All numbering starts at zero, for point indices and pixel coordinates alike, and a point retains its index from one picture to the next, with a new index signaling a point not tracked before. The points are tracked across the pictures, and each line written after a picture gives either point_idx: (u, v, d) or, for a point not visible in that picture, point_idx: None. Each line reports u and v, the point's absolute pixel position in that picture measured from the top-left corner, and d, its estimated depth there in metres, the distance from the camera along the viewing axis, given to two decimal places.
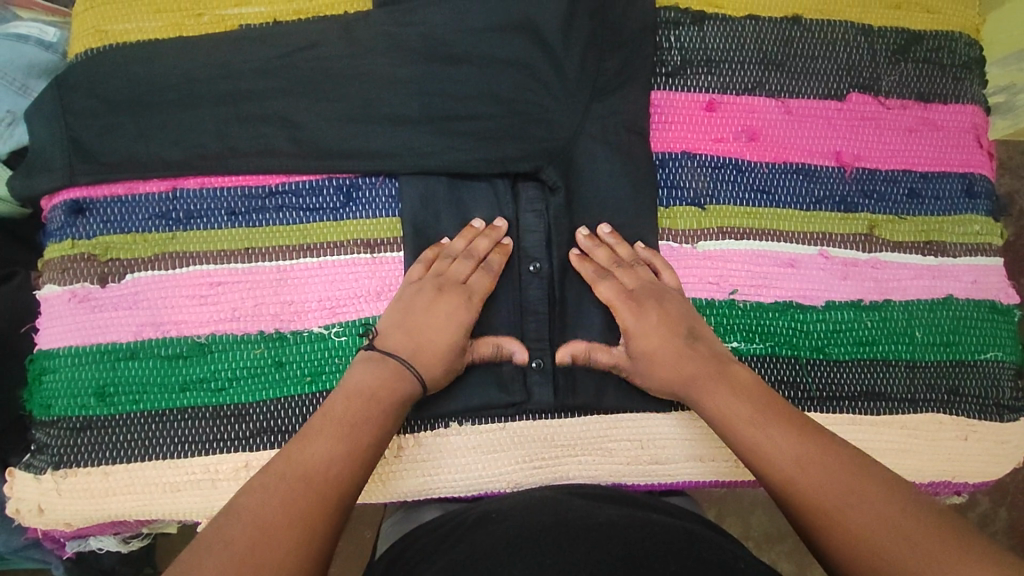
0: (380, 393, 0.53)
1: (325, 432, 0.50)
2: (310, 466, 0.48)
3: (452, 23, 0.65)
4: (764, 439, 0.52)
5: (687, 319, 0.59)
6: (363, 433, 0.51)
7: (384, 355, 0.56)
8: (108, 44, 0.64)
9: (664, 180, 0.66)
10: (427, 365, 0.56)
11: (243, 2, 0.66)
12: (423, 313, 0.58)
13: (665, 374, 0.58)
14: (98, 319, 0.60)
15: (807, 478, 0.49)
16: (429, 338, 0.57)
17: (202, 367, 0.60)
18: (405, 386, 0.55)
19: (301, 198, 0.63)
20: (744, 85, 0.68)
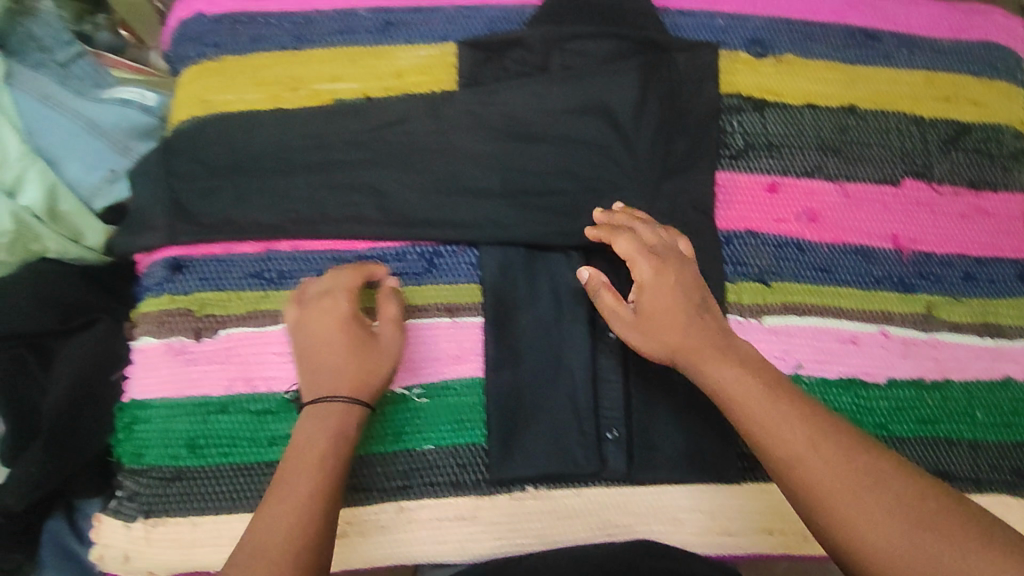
0: (315, 442, 0.52)
1: (290, 490, 0.49)
2: (280, 530, 0.47)
3: (532, 104, 0.69)
4: (775, 416, 0.52)
5: (700, 290, 0.61)
6: (305, 488, 0.49)
7: (314, 401, 0.54)
8: (212, 114, 0.68)
9: (730, 257, 0.69)
10: (347, 379, 0.55)
11: (337, 79, 0.70)
12: (314, 338, 0.57)
13: (672, 331, 0.58)
14: (193, 372, 0.63)
15: (819, 459, 0.49)
16: (337, 355, 0.56)
17: (289, 423, 0.63)
18: (337, 411, 0.54)
19: (387, 263, 0.67)
20: (804, 169, 0.72)
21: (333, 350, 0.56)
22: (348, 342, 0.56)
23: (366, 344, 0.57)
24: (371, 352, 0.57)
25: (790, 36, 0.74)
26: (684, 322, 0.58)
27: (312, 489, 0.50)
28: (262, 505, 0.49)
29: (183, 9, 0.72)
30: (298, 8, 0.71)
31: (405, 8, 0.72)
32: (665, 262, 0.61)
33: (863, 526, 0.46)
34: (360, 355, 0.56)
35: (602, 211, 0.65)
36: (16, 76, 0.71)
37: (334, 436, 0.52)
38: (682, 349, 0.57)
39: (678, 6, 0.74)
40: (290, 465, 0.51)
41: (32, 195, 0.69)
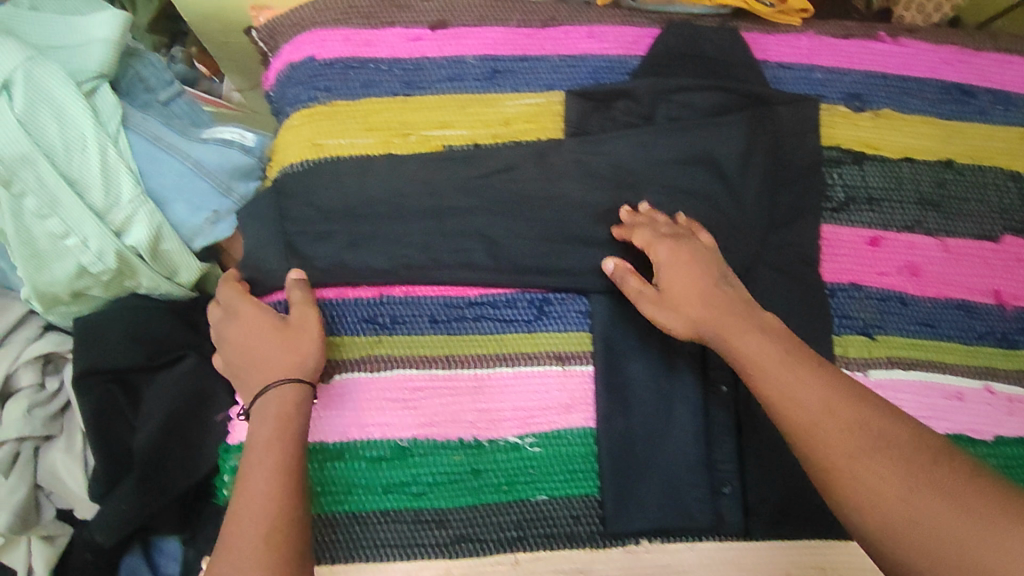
0: (274, 427, 0.56)
1: (254, 467, 0.54)
2: (260, 508, 0.52)
3: (640, 154, 0.69)
4: (797, 383, 0.55)
5: (719, 265, 0.63)
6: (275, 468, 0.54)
7: (262, 391, 0.58)
8: (324, 158, 0.68)
9: (836, 310, 0.70)
10: (284, 364, 0.59)
11: (446, 125, 0.69)
12: (247, 335, 0.61)
13: (690, 305, 0.61)
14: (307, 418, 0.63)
15: (834, 423, 0.52)
16: (263, 349, 0.60)
17: (405, 471, 0.63)
18: (281, 394, 0.57)
19: (498, 310, 0.67)
20: (905, 223, 0.73)
21: (262, 341, 0.60)
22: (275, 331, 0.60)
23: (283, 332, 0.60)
24: (289, 338, 0.60)
25: (887, 90, 0.75)
26: (699, 294, 0.61)
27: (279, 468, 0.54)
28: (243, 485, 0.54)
29: (291, 50, 0.71)
30: (407, 55, 0.70)
31: (511, 55, 0.71)
32: (681, 242, 0.63)
33: (867, 487, 0.48)
34: (279, 340, 0.60)
35: (628, 210, 0.67)
36: (127, 116, 0.70)
37: (290, 416, 0.57)
38: (705, 321, 0.60)
39: (778, 59, 0.75)
40: (262, 442, 0.55)
41: (139, 236, 0.68)
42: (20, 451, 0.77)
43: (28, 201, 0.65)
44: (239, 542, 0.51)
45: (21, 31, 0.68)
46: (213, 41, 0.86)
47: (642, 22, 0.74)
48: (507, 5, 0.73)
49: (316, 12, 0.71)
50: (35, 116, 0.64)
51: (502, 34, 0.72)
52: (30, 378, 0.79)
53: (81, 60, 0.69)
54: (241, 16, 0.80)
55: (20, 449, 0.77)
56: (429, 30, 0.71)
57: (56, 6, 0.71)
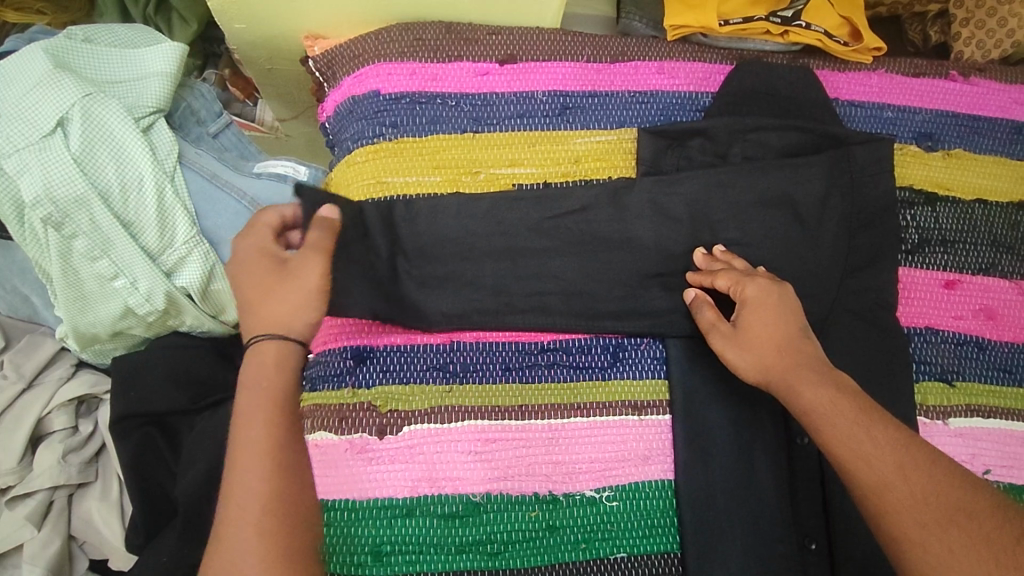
0: (267, 380, 0.57)
1: (246, 421, 0.54)
2: (248, 488, 0.51)
3: (716, 195, 0.67)
4: (867, 439, 0.50)
5: (802, 317, 0.59)
6: (257, 443, 0.53)
7: (258, 342, 0.58)
8: (391, 197, 0.66)
9: (914, 356, 0.67)
10: (280, 318, 0.58)
11: (516, 163, 0.68)
12: (250, 269, 0.61)
13: (767, 346, 0.57)
14: (375, 472, 0.59)
15: (906, 488, 0.47)
16: (266, 297, 0.59)
17: (478, 529, 0.59)
18: (277, 353, 0.58)
19: (571, 356, 0.64)
20: (980, 265, 0.71)
21: (263, 283, 0.59)
22: (280, 276, 0.59)
23: (285, 280, 0.58)
24: (289, 287, 0.58)
25: (957, 130, 0.74)
26: (773, 340, 0.57)
27: (261, 440, 0.53)
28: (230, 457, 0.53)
29: (354, 83, 0.70)
30: (475, 89, 0.69)
31: (581, 91, 0.70)
32: (771, 285, 0.60)
33: (937, 562, 0.44)
34: (275, 286, 0.59)
35: (704, 251, 0.65)
36: (183, 153, 0.68)
37: (275, 384, 0.57)
38: (776, 368, 0.55)
39: (849, 97, 0.74)
40: (254, 398, 0.56)
41: (191, 277, 0.66)
42: (54, 499, 0.72)
43: (79, 243, 0.63)
44: (238, 494, 0.51)
45: (76, 65, 0.65)
46: (258, 66, 0.82)
47: (714, 58, 0.74)
48: (577, 39, 0.72)
49: (381, 44, 0.69)
50: (93, 157, 0.62)
51: (573, 69, 0.71)
52: (64, 422, 0.74)
53: (137, 94, 0.66)
54: (292, 44, 0.77)
55: (54, 497, 0.72)
56: (498, 65, 0.70)
57: (111, 38, 0.69)
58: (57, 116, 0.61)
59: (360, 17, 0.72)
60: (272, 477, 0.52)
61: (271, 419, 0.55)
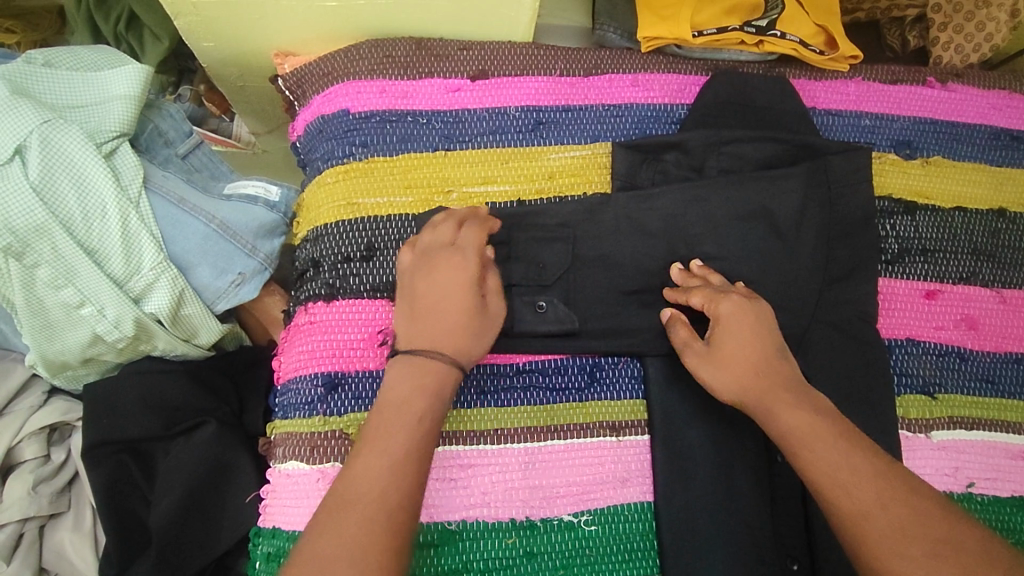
0: (420, 394, 0.49)
1: (392, 422, 0.48)
2: (379, 484, 0.45)
3: (692, 209, 0.66)
4: (845, 467, 0.49)
5: (778, 334, 0.58)
6: (405, 448, 0.47)
7: (429, 354, 0.51)
8: (361, 218, 0.65)
9: (895, 368, 0.66)
10: (449, 343, 0.52)
11: (489, 181, 0.67)
12: (431, 284, 0.53)
13: (741, 365, 0.55)
14: None
15: (887, 519, 0.46)
16: (446, 317, 0.52)
17: (452, 558, 0.58)
18: (440, 371, 0.50)
19: (548, 377, 0.63)
20: (961, 274, 0.70)
21: (447, 303, 0.52)
22: (470, 302, 0.53)
23: (471, 303, 0.53)
24: (475, 312, 0.53)
25: (936, 137, 0.74)
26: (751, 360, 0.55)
27: (405, 446, 0.47)
28: (359, 443, 0.48)
29: (323, 101, 0.68)
30: (446, 106, 0.68)
31: (554, 106, 0.69)
32: (748, 303, 0.58)
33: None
34: (460, 311, 0.52)
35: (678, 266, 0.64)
36: (149, 176, 0.66)
37: (430, 399, 0.49)
38: (752, 388, 0.54)
39: (826, 106, 0.73)
40: (406, 402, 0.49)
41: (160, 303, 0.65)
42: (24, 531, 0.71)
43: (42, 271, 0.62)
44: (355, 496, 0.45)
45: (35, 91, 0.64)
46: (229, 84, 0.81)
47: (689, 69, 0.73)
48: (549, 53, 0.71)
49: (350, 62, 0.68)
50: (53, 185, 0.61)
51: (545, 83, 0.70)
52: (35, 451, 0.73)
53: (99, 118, 0.65)
54: (262, 61, 0.76)
55: (25, 529, 0.71)
56: (469, 80, 0.69)
57: (73, 61, 0.67)
58: (15, 143, 0.60)
59: (328, 33, 0.70)
60: (407, 489, 0.46)
61: (424, 433, 0.48)
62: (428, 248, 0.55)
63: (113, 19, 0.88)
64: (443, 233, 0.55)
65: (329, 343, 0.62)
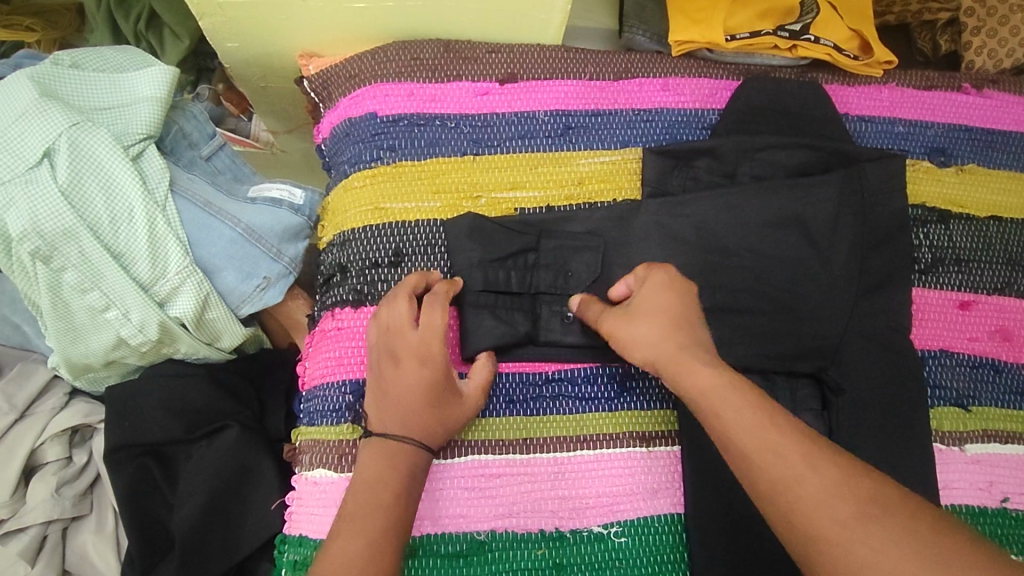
0: (392, 473, 0.51)
1: (366, 499, 0.49)
2: (355, 564, 0.46)
3: (724, 217, 0.65)
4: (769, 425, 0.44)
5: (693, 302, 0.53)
6: (383, 526, 0.48)
7: (399, 438, 0.52)
8: (389, 223, 0.64)
9: (929, 380, 0.65)
10: (420, 425, 0.53)
11: (517, 186, 0.66)
12: (398, 373, 0.54)
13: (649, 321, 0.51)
14: None
15: (819, 479, 0.41)
16: (414, 404, 0.53)
17: (482, 569, 0.57)
18: (407, 455, 0.52)
19: (577, 387, 0.62)
20: (995, 284, 0.69)
21: (416, 389, 0.54)
22: (438, 389, 0.54)
23: (445, 391, 0.55)
24: (452, 399, 0.55)
25: (970, 145, 0.72)
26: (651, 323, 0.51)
27: (386, 523, 0.49)
28: (337, 524, 0.49)
29: (349, 104, 0.68)
30: (475, 109, 0.68)
31: (584, 110, 0.68)
32: (654, 269, 0.55)
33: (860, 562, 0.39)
34: (432, 397, 0.54)
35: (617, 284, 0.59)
36: (175, 180, 0.66)
37: (405, 480, 0.51)
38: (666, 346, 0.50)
39: (858, 112, 0.72)
40: (380, 479, 0.51)
41: (185, 307, 0.64)
42: (47, 534, 0.70)
43: (68, 275, 0.61)
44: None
45: (62, 92, 0.63)
46: (251, 84, 0.80)
47: (720, 74, 0.72)
48: (579, 56, 0.70)
49: (378, 64, 0.67)
50: (80, 188, 0.60)
51: (576, 87, 0.69)
52: (58, 453, 0.72)
53: (126, 121, 0.64)
54: (287, 62, 0.75)
55: (48, 532, 0.70)
56: (498, 84, 0.68)
57: (99, 63, 0.67)
58: (43, 147, 0.59)
59: (355, 35, 0.70)
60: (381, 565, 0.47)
61: (400, 514, 0.50)
62: (396, 331, 0.56)
63: (133, 18, 0.87)
64: (404, 314, 0.56)
65: (357, 350, 0.61)
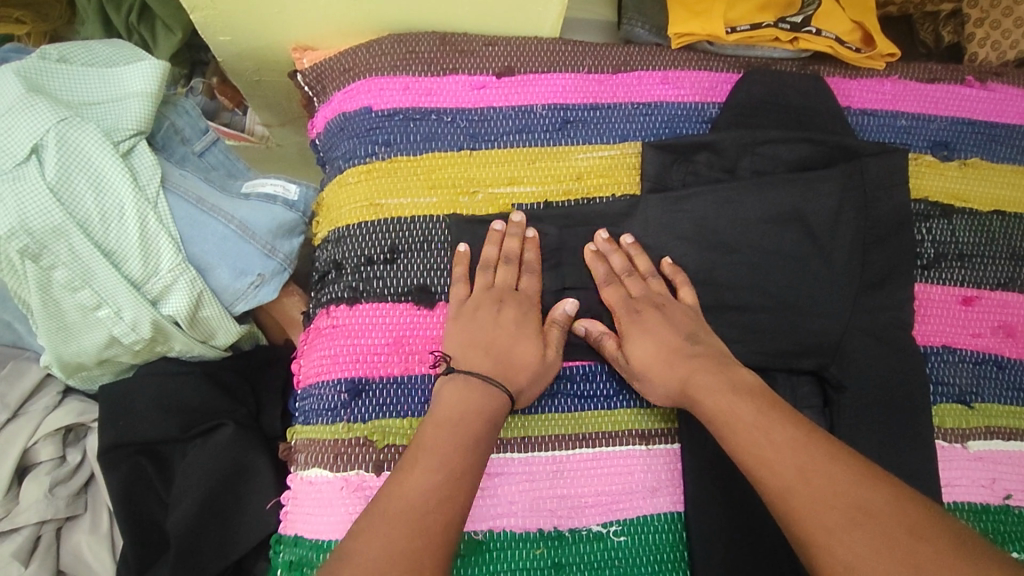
0: (473, 409, 0.52)
1: (448, 427, 0.51)
2: (433, 482, 0.47)
3: (724, 212, 0.64)
4: (768, 445, 0.48)
5: (684, 325, 0.58)
6: (462, 462, 0.49)
7: (483, 382, 0.54)
8: (384, 220, 0.63)
9: (931, 377, 0.64)
10: (506, 370, 0.56)
11: (514, 182, 0.65)
12: (491, 324, 0.58)
13: (660, 373, 0.57)
14: (486, 493, 0.58)
15: (807, 491, 0.45)
16: (502, 351, 0.57)
17: (479, 570, 0.56)
18: (493, 396, 0.54)
19: (575, 384, 0.61)
20: (999, 279, 0.68)
21: (511, 341, 0.57)
22: (533, 348, 0.58)
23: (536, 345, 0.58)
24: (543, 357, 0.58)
25: (974, 138, 0.71)
26: (651, 343, 0.58)
27: (468, 456, 0.49)
28: (417, 449, 0.49)
29: (343, 99, 0.66)
30: (471, 104, 0.66)
31: (581, 104, 0.67)
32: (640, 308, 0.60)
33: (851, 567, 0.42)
34: (517, 346, 0.57)
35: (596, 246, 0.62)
36: (167, 176, 0.65)
37: (484, 418, 0.52)
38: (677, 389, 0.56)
39: (860, 105, 0.71)
40: (462, 414, 0.52)
41: (177, 305, 0.63)
42: (41, 534, 0.70)
43: (58, 273, 0.60)
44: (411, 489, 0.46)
45: (50, 87, 0.62)
46: (245, 78, 0.79)
47: (719, 67, 0.71)
48: (577, 49, 0.69)
49: (371, 57, 0.66)
50: (70, 184, 0.59)
51: (572, 81, 0.68)
52: (50, 453, 0.71)
53: (116, 116, 0.63)
54: (279, 55, 0.74)
55: (42, 532, 0.70)
56: (494, 77, 0.67)
57: (88, 56, 0.65)
58: (31, 143, 0.58)
59: (348, 27, 0.68)
60: (453, 488, 0.47)
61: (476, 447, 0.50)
62: (495, 288, 0.60)
63: (125, 10, 0.85)
64: (507, 275, 0.61)
65: (351, 348, 0.60)
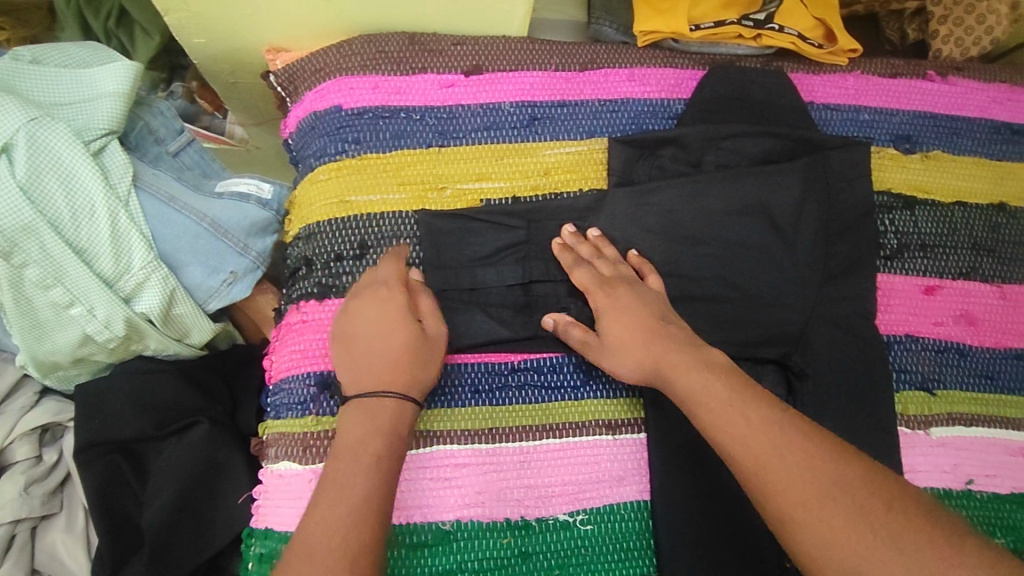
0: (379, 421, 0.51)
1: (354, 444, 0.49)
2: (346, 506, 0.46)
3: (689, 205, 0.65)
4: (734, 420, 0.48)
5: (658, 306, 0.58)
6: (369, 480, 0.48)
7: (375, 396, 0.52)
8: (354, 216, 0.64)
9: (894, 365, 0.65)
10: (386, 371, 0.52)
11: (483, 177, 0.66)
12: (359, 323, 0.55)
13: (636, 351, 0.55)
14: (437, 485, 0.58)
15: (774, 467, 0.45)
16: (376, 347, 0.53)
17: (447, 559, 0.57)
18: (391, 404, 0.51)
19: (542, 376, 0.62)
20: (960, 269, 0.69)
21: (380, 335, 0.54)
22: (406, 333, 0.54)
23: (408, 327, 0.54)
24: (420, 340, 0.54)
25: (935, 131, 0.73)
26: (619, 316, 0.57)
27: (378, 475, 0.48)
28: (331, 471, 0.48)
29: (315, 98, 0.68)
30: (440, 101, 0.68)
31: (549, 101, 0.69)
32: (613, 288, 0.59)
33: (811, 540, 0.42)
34: (388, 339, 0.53)
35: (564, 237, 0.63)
36: (139, 174, 0.66)
37: (393, 427, 0.51)
38: (654, 364, 0.54)
39: (824, 100, 0.72)
40: (368, 426, 0.50)
41: (150, 302, 0.64)
42: (16, 533, 0.70)
43: (30, 271, 0.61)
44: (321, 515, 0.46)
45: (22, 88, 0.63)
46: (221, 80, 0.80)
47: (685, 64, 0.72)
48: (544, 48, 0.70)
49: (342, 57, 0.67)
50: (40, 183, 0.60)
51: (540, 78, 0.69)
52: (26, 452, 0.72)
53: (88, 115, 0.64)
54: (253, 57, 0.75)
55: (16, 531, 0.70)
56: (463, 75, 0.68)
57: (61, 58, 0.66)
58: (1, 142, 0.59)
59: (321, 28, 0.69)
60: (365, 510, 0.46)
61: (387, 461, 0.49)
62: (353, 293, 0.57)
63: (103, 14, 0.87)
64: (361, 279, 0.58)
65: (321, 343, 0.61)
